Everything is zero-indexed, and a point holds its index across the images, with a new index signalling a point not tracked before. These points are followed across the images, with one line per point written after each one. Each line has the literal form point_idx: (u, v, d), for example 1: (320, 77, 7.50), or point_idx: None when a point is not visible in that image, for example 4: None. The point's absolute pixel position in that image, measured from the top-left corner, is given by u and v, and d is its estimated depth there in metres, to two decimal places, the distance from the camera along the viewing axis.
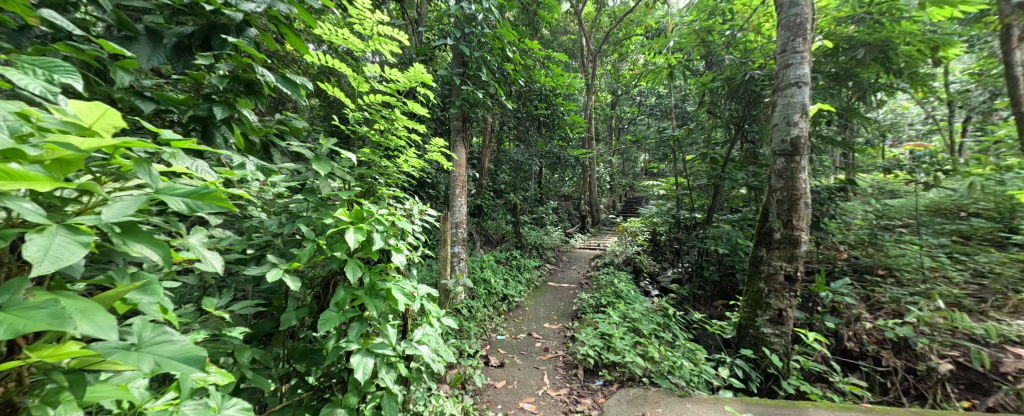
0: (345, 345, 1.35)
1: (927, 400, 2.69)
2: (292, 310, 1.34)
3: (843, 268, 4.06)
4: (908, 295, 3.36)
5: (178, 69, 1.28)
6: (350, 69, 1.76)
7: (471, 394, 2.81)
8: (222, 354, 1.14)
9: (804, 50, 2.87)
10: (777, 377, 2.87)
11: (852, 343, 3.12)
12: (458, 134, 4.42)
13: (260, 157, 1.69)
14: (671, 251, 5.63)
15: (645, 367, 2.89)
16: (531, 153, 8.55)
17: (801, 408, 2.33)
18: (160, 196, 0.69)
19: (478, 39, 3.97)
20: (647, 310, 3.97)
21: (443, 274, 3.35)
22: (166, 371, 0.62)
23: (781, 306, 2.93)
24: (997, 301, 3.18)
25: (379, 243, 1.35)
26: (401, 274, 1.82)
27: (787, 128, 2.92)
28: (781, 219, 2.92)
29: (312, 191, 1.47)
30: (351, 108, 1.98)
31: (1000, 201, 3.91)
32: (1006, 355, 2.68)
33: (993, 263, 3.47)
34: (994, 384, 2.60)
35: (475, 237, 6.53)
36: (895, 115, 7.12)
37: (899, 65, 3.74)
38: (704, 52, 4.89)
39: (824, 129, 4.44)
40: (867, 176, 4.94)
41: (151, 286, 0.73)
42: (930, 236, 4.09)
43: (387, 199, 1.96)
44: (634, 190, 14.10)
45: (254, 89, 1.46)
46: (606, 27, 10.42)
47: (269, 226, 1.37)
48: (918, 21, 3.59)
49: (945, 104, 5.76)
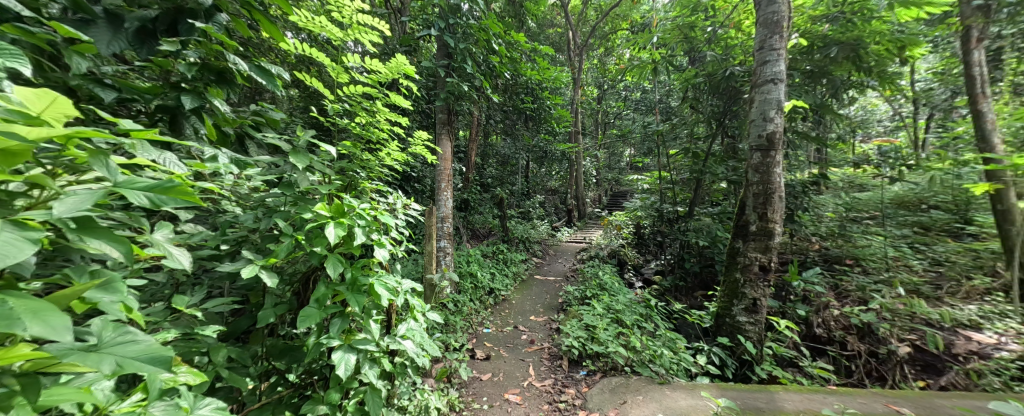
0: (327, 342, 1.34)
1: (887, 381, 2.86)
2: (270, 307, 1.30)
3: (814, 259, 4.24)
4: (872, 283, 3.57)
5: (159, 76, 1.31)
6: (329, 59, 1.69)
7: (457, 388, 2.83)
8: (197, 354, 1.09)
9: (781, 48, 2.95)
10: (751, 363, 2.99)
11: (821, 329, 3.29)
12: (443, 127, 4.35)
13: (234, 149, 1.62)
14: (654, 244, 5.76)
15: (627, 356, 2.98)
16: (518, 148, 8.64)
17: (772, 392, 2.42)
18: (120, 190, 0.65)
19: (464, 31, 3.92)
20: (630, 302, 4.05)
21: (428, 269, 3.31)
22: (131, 372, 0.59)
23: (756, 295, 3.05)
24: (952, 288, 3.42)
25: (361, 238, 1.34)
26: (385, 269, 1.81)
27: (764, 124, 3.01)
28: (757, 212, 3.03)
29: (289, 186, 1.43)
30: (330, 99, 1.92)
31: (957, 194, 4.24)
32: (958, 337, 2.91)
33: (950, 253, 3.74)
34: (947, 364, 2.79)
35: (461, 231, 6.53)
36: (864, 112, 7.47)
37: (870, 63, 3.91)
38: (687, 48, 4.99)
39: (799, 125, 4.62)
40: (838, 170, 5.19)
41: (114, 285, 0.70)
42: (894, 228, 4.34)
43: (370, 194, 1.95)
44: (621, 184, 14.28)
45: (226, 78, 1.41)
46: (593, 21, 10.49)
47: (245, 221, 1.33)
48: (886, 21, 3.76)
49: (911, 101, 6.10)
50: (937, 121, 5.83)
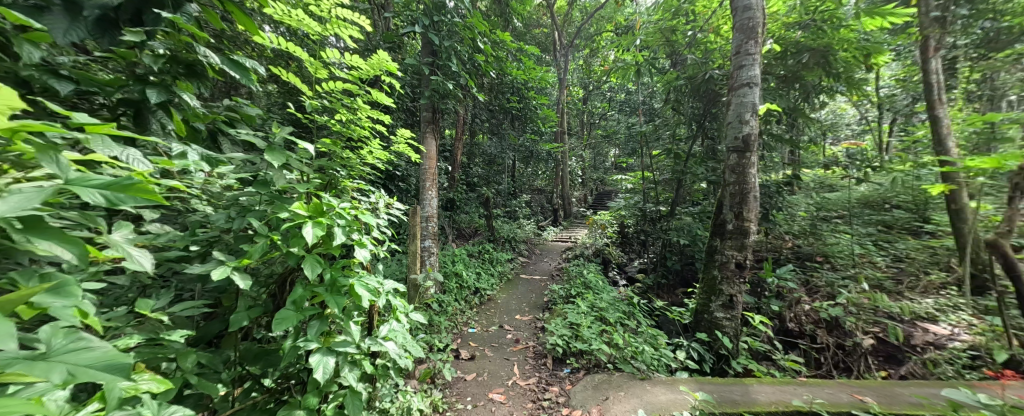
0: (304, 344, 1.30)
1: (853, 371, 3.01)
2: (243, 310, 1.25)
3: (788, 256, 4.42)
4: (840, 279, 3.75)
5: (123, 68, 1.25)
6: (306, 54, 1.64)
7: (440, 388, 2.81)
8: (163, 360, 1.04)
9: (756, 53, 3.05)
10: (727, 357, 3.09)
11: (793, 323, 3.43)
12: (428, 126, 4.27)
13: (206, 146, 1.56)
14: (638, 243, 5.87)
15: (610, 353, 3.02)
16: (504, 147, 8.64)
17: (747, 385, 2.51)
18: (71, 187, 0.61)
19: (449, 28, 3.89)
20: (614, 300, 4.12)
21: (412, 269, 3.27)
22: (85, 381, 0.56)
23: (732, 291, 3.15)
24: (912, 283, 3.63)
25: (340, 238, 1.31)
26: (367, 269, 1.78)
27: (739, 126, 3.11)
28: (733, 211, 3.13)
29: (264, 184, 1.38)
30: (309, 95, 1.87)
31: (917, 194, 4.51)
32: (916, 329, 3.09)
33: (909, 249, 3.97)
34: (906, 355, 2.96)
35: (447, 231, 6.48)
36: (834, 116, 7.85)
37: (838, 70, 4.11)
38: (669, 51, 5.10)
39: (774, 128, 4.80)
40: (810, 172, 5.42)
41: (66, 288, 0.66)
42: (860, 226, 4.58)
43: (350, 193, 1.91)
44: (605, 184, 14.50)
45: (196, 72, 1.35)
46: (578, 22, 10.60)
47: (217, 220, 1.27)
48: (853, 29, 3.95)
49: (876, 106, 6.44)
50: (900, 125, 6.17)
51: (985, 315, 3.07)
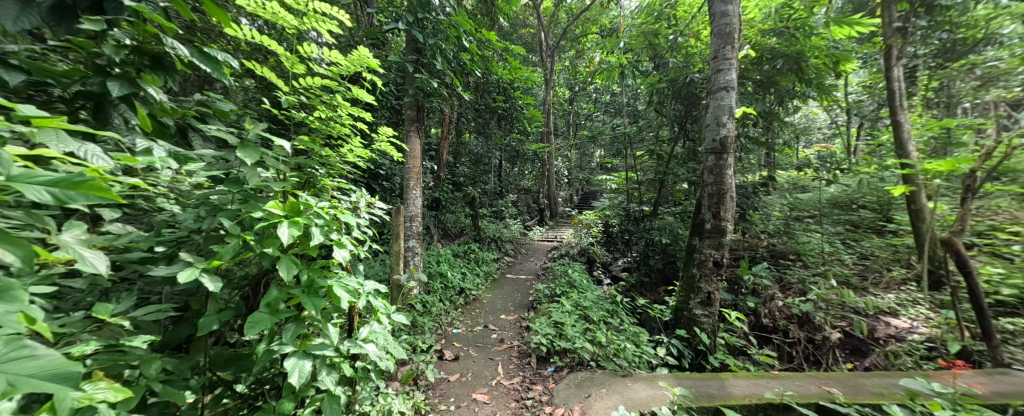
0: (279, 348, 1.26)
1: (821, 364, 3.15)
2: (213, 313, 1.20)
3: (763, 254, 4.58)
4: (811, 276, 3.92)
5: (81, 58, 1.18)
6: (282, 48, 1.59)
7: (423, 390, 2.78)
8: (124, 367, 0.98)
9: (733, 58, 3.15)
10: (705, 353, 3.18)
11: (767, 319, 3.56)
12: (412, 124, 4.21)
13: (174, 142, 1.49)
14: (622, 242, 5.97)
15: (593, 351, 3.06)
16: (490, 146, 8.62)
17: (723, 379, 2.59)
18: (16, 185, 0.59)
19: (433, 26, 3.85)
20: (597, 299, 4.17)
21: (396, 269, 3.22)
22: (26, 391, 0.53)
23: (710, 289, 3.24)
24: (877, 279, 3.83)
25: (318, 238, 1.27)
26: (346, 270, 1.74)
27: (717, 129, 3.21)
28: (712, 211, 3.22)
29: (237, 182, 1.33)
30: (286, 91, 1.81)
31: (881, 195, 4.76)
32: (879, 323, 3.27)
33: (874, 247, 4.19)
34: (870, 347, 3.12)
35: (432, 231, 6.41)
36: (807, 120, 8.19)
37: (810, 76, 4.28)
38: (652, 54, 5.20)
39: (750, 130, 4.97)
40: (784, 173, 5.64)
41: (8, 293, 0.63)
42: (830, 225, 4.80)
43: (330, 191, 1.87)
44: (591, 184, 14.68)
45: (163, 64, 1.29)
46: (564, 23, 10.67)
47: (185, 220, 1.22)
48: (824, 37, 4.12)
49: (845, 111, 6.75)
50: (867, 129, 6.49)
51: (941, 309, 3.27)
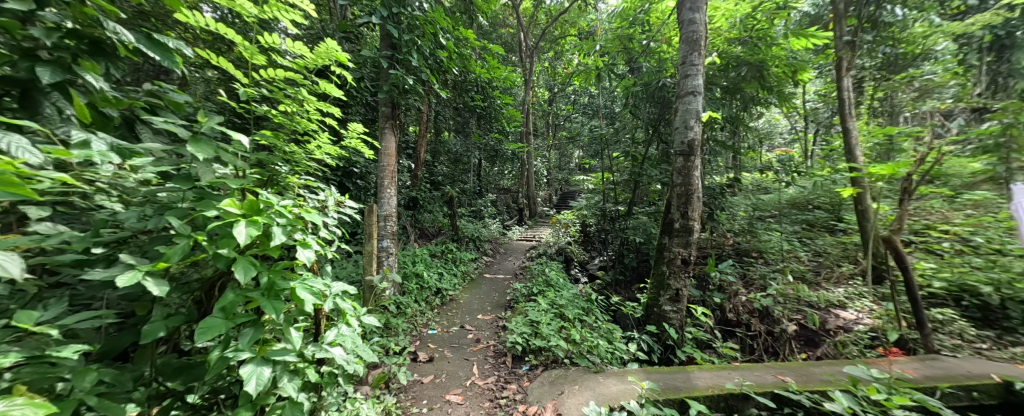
0: (234, 355, 1.18)
1: (779, 355, 3.35)
2: (160, 319, 1.12)
3: (729, 252, 4.81)
4: (771, 272, 4.16)
5: (1, 39, 1.06)
6: (241, 37, 1.50)
7: (395, 393, 2.71)
8: (53, 380, 0.90)
9: (699, 64, 3.28)
10: (674, 347, 3.31)
11: (732, 314, 3.74)
12: (387, 121, 4.10)
13: (119, 135, 1.37)
14: (598, 241, 6.09)
15: (567, 349, 3.11)
16: (468, 145, 8.55)
17: (688, 372, 2.70)
18: None
19: (409, 22, 3.76)
20: (573, 297, 4.24)
21: (368, 270, 3.13)
22: None
23: (679, 286, 3.37)
24: (829, 274, 4.11)
25: (279, 238, 1.20)
26: (312, 271, 1.67)
27: (685, 131, 3.33)
28: (680, 211, 3.34)
29: (189, 179, 1.24)
30: (246, 83, 1.71)
31: (833, 196, 5.12)
32: (830, 315, 3.51)
33: (827, 245, 4.50)
34: (821, 338, 3.35)
35: (408, 230, 6.28)
36: (769, 125, 8.69)
37: (771, 83, 4.53)
38: (627, 58, 5.34)
39: (718, 134, 5.20)
40: (749, 175, 5.95)
41: None
42: (788, 225, 5.10)
43: (296, 190, 1.79)
44: (569, 184, 14.88)
45: (103, 49, 1.18)
46: (542, 24, 10.75)
47: (128, 219, 1.12)
48: (783, 48, 4.38)
49: (804, 118, 7.21)
50: (822, 135, 6.97)
51: (882, 301, 3.55)
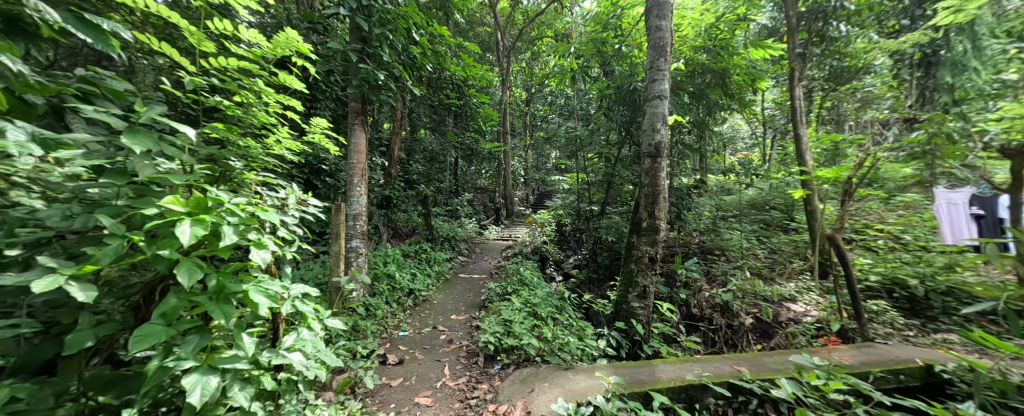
0: (176, 364, 1.08)
1: (737, 347, 3.55)
2: (89, 328, 1.01)
3: (695, 250, 5.04)
4: (731, 269, 4.39)
5: None
6: (187, 21, 1.39)
7: (361, 398, 2.62)
8: None
9: (666, 69, 3.41)
10: (641, 342, 3.42)
11: (696, 309, 3.92)
12: (356, 117, 3.94)
13: (46, 124, 1.24)
14: (573, 241, 6.19)
15: (539, 347, 3.14)
16: (444, 143, 8.42)
17: (653, 365, 2.80)
18: None
19: (381, 15, 3.64)
20: (547, 295, 4.28)
21: (335, 271, 3.01)
22: None
23: (646, 283, 3.48)
24: (783, 270, 4.40)
25: (230, 238, 1.11)
26: (269, 273, 1.58)
27: (652, 134, 3.45)
28: (648, 211, 3.46)
29: (125, 174, 1.13)
30: (194, 72, 1.59)
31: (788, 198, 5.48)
32: (782, 308, 3.76)
33: (781, 243, 4.82)
34: (775, 329, 3.58)
35: (380, 230, 6.10)
36: (733, 130, 9.16)
37: (733, 90, 4.78)
38: (600, 61, 5.46)
39: (685, 137, 5.43)
40: (714, 177, 6.25)
41: None
42: (748, 224, 5.41)
43: (252, 187, 1.69)
44: (545, 184, 15.01)
45: (23, 28, 1.06)
46: (519, 24, 10.76)
47: (51, 217, 1.01)
48: (743, 57, 4.63)
49: (764, 124, 7.66)
50: (780, 140, 7.43)
51: (828, 294, 3.85)
